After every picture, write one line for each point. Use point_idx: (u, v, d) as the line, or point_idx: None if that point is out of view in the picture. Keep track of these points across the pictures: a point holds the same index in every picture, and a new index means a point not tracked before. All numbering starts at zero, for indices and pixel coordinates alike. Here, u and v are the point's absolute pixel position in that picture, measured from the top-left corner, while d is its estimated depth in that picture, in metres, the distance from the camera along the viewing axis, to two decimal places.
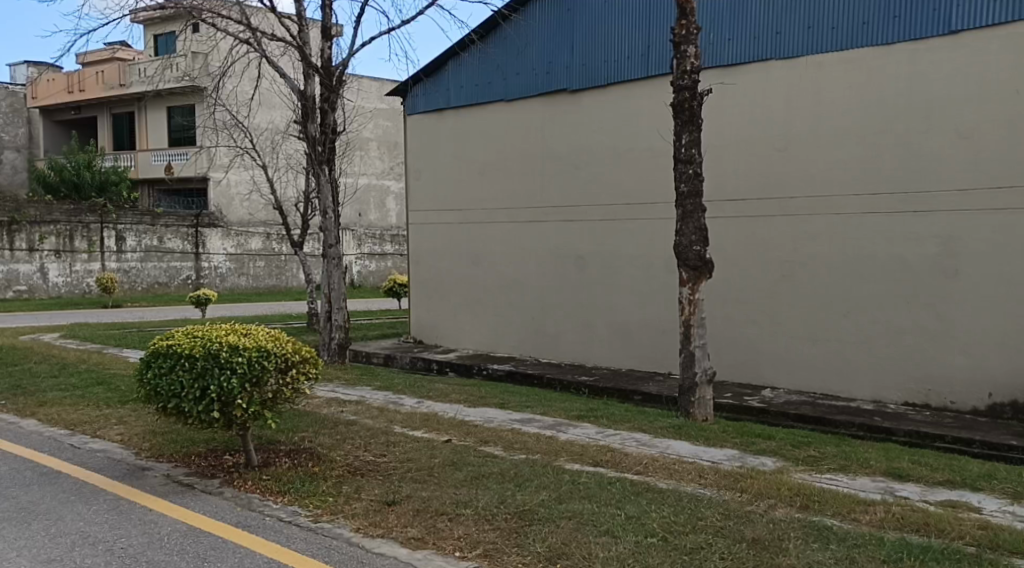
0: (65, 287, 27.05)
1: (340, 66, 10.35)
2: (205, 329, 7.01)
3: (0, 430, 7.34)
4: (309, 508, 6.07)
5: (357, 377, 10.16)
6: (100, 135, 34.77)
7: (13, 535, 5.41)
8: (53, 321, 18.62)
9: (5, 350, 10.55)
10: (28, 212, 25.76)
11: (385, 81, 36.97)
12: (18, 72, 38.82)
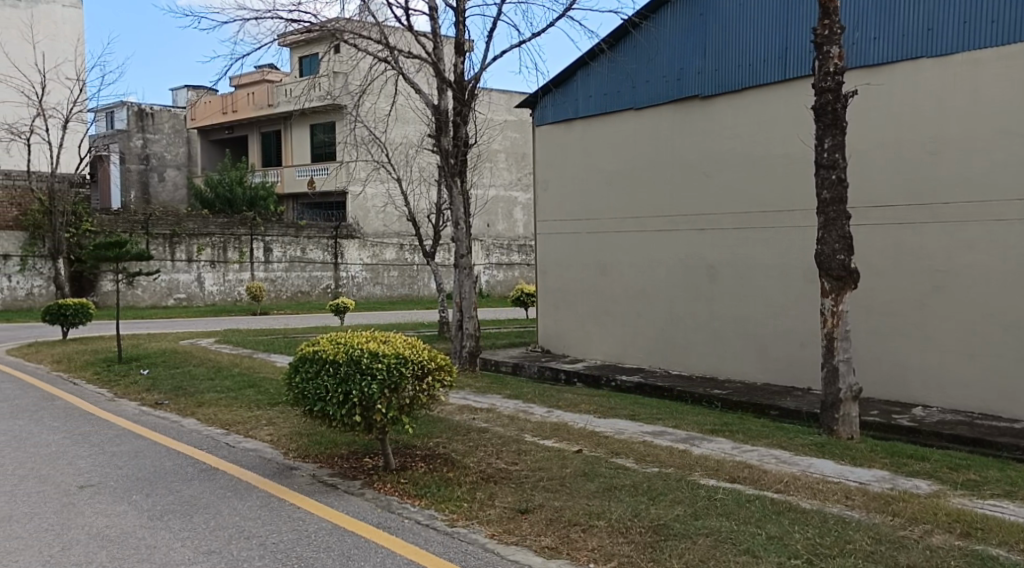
0: (219, 294, 29.84)
1: (472, 81, 10.61)
2: (347, 335, 7.31)
3: (164, 427, 7.91)
4: (445, 513, 6.18)
5: (487, 385, 10.34)
6: (250, 152, 36.99)
7: (178, 526, 5.81)
8: (217, 325, 20.53)
9: (167, 354, 11.38)
10: (186, 226, 28.84)
11: (512, 94, 37.42)
12: (180, 96, 42.58)
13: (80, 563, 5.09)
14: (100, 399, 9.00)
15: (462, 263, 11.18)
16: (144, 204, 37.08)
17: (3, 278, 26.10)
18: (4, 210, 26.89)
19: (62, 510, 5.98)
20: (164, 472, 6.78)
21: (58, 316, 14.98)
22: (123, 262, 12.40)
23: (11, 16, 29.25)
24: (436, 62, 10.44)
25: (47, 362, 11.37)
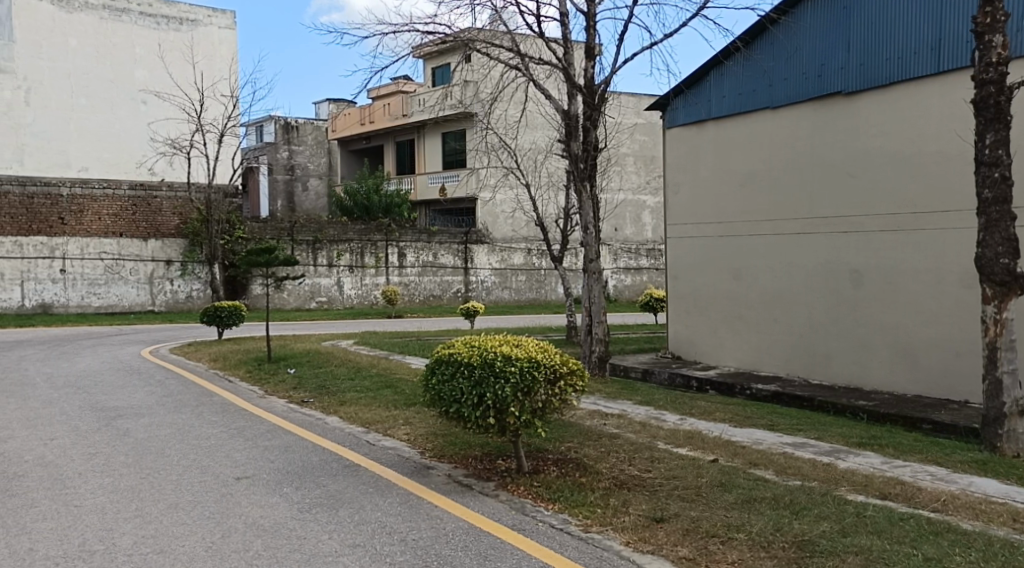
0: (357, 298, 31.56)
1: (603, 84, 10.60)
2: (481, 339, 7.43)
3: (311, 424, 8.33)
4: (579, 517, 6.15)
5: (618, 391, 10.28)
6: (386, 161, 39.02)
7: (326, 518, 6.08)
8: (356, 327, 21.75)
9: (311, 355, 11.94)
10: (328, 233, 30.69)
11: (641, 97, 38.18)
12: (321, 109, 45.27)
13: (239, 551, 5.40)
14: (252, 396, 9.55)
15: (591, 268, 11.28)
16: (289, 212, 39.73)
17: (167, 282, 28.46)
18: (167, 219, 29.39)
19: (222, 500, 6.38)
20: (311, 467, 7.12)
21: (215, 317, 16.03)
22: (271, 268, 13.06)
23: (174, 40, 31.53)
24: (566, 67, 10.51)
25: (207, 360, 12.23)
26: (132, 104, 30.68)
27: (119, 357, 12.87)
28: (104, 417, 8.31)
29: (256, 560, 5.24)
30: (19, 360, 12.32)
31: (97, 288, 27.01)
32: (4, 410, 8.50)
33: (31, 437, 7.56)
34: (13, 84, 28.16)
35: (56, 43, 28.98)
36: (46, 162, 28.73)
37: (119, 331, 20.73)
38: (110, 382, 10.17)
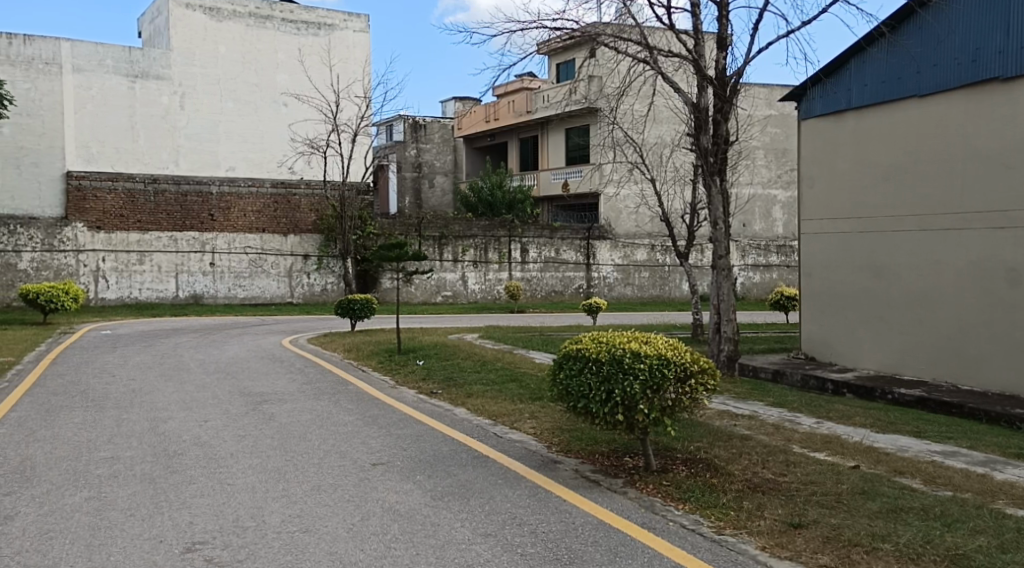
0: (481, 293, 32.32)
1: (735, 76, 10.36)
2: (608, 335, 7.39)
3: (440, 415, 8.55)
4: (711, 519, 6.00)
5: (749, 391, 10.02)
6: (509, 157, 39.61)
7: (457, 507, 6.21)
8: (480, 322, 22.41)
9: (438, 347, 12.27)
10: (454, 228, 31.67)
11: (773, 88, 37.22)
12: (447, 108, 46.74)
13: (377, 534, 5.60)
14: (384, 386, 9.91)
15: (720, 265, 11.26)
16: (416, 209, 41.19)
17: (304, 275, 30.92)
18: (304, 216, 30.97)
19: (360, 484, 6.63)
20: (442, 457, 7.30)
21: (349, 310, 16.70)
22: (402, 263, 13.44)
23: (313, 44, 33.07)
24: (697, 59, 10.33)
25: (341, 350, 12.77)
26: (274, 106, 32.22)
27: (263, 346, 13.62)
28: (250, 402, 8.82)
29: (394, 543, 5.41)
30: (177, 347, 13.28)
31: (242, 280, 29.73)
32: (165, 393, 9.17)
33: (187, 418, 8.12)
34: (170, 89, 30.01)
35: (207, 50, 30.76)
36: (197, 162, 30.51)
37: (262, 321, 21.88)
38: (255, 368, 10.81)
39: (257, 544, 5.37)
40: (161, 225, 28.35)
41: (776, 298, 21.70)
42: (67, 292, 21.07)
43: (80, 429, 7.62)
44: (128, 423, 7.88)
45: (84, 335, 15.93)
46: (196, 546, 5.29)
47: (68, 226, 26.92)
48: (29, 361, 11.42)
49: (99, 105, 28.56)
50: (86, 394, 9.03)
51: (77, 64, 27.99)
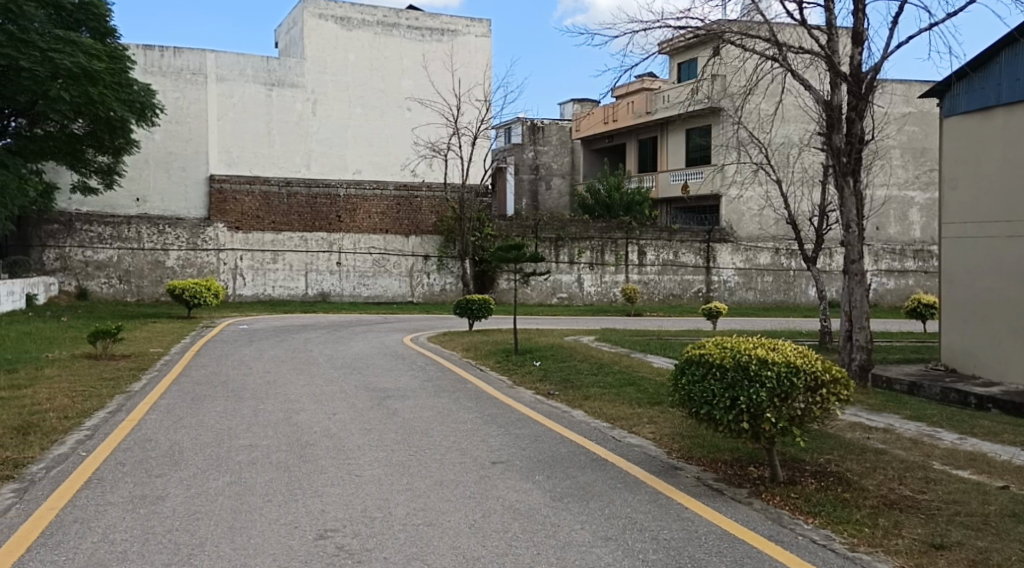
0: (597, 295, 32.38)
1: (872, 72, 9.94)
2: (734, 340, 7.19)
3: (558, 416, 8.59)
4: (843, 535, 5.68)
5: (883, 403, 9.55)
6: (628, 159, 39.36)
7: (578, 509, 6.19)
8: (601, 323, 22.46)
9: (554, 349, 12.31)
10: (570, 230, 31.86)
11: (911, 84, 35.32)
12: (565, 111, 47.18)
13: (499, 531, 5.66)
14: (501, 385, 10.04)
15: (852, 270, 10.88)
16: (533, 210, 41.98)
17: (424, 276, 31.39)
18: (426, 217, 31.58)
19: (481, 481, 6.72)
20: (561, 458, 7.31)
21: (467, 310, 17.04)
22: (520, 264, 13.59)
23: (436, 50, 33.92)
24: (829, 55, 9.98)
25: (460, 349, 13.07)
26: (398, 111, 33.36)
27: (386, 343, 14.10)
28: (374, 397, 9.14)
29: (515, 542, 5.44)
30: (308, 342, 13.94)
31: (365, 279, 30.67)
32: (296, 385, 9.63)
33: (317, 410, 8.50)
34: (304, 97, 31.65)
35: (338, 59, 32.20)
36: (328, 165, 32.16)
37: (386, 319, 22.61)
38: (379, 365, 11.19)
39: (385, 534, 5.53)
40: (292, 226, 29.78)
41: (912, 305, 20.64)
42: (209, 288, 22.38)
43: (222, 417, 8.12)
44: (264, 413, 8.33)
45: (224, 329, 17.01)
46: (328, 533, 5.51)
47: (209, 226, 28.78)
48: (176, 352, 12.30)
49: (242, 113, 30.65)
50: (226, 384, 9.62)
51: (221, 73, 30.16)
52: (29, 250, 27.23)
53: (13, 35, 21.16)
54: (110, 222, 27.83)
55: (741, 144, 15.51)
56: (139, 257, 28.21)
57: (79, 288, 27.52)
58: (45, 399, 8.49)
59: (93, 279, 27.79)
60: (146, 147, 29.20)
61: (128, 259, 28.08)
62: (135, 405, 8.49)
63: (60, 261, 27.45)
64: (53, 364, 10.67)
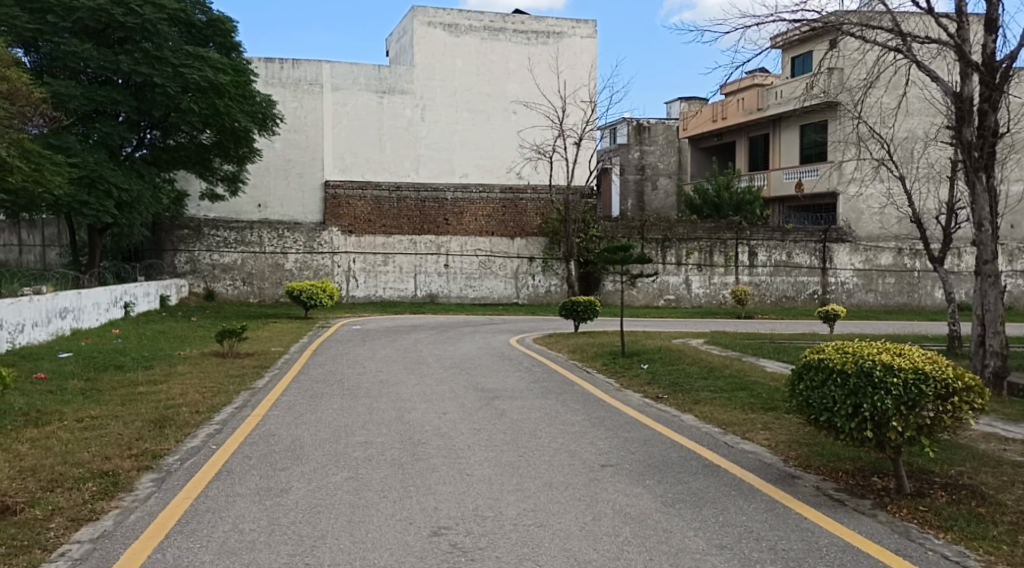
0: (704, 297, 31.98)
1: (1007, 61, 9.29)
2: (857, 345, 6.83)
3: (667, 420, 8.48)
4: (979, 552, 5.24)
5: (1021, 413, 8.97)
6: (738, 157, 38.37)
7: (691, 515, 6.00)
8: (710, 327, 22.06)
9: (661, 351, 12.15)
10: (677, 232, 31.57)
11: None
12: (673, 110, 46.70)
13: (610, 535, 5.57)
14: (609, 388, 10.00)
15: (984, 271, 10.20)
16: (639, 211, 41.75)
17: (529, 277, 31.78)
18: (531, 220, 32.07)
19: (590, 484, 6.67)
20: (671, 463, 7.17)
21: (572, 312, 17.07)
22: (626, 265, 13.49)
23: (542, 53, 34.02)
24: (960, 44, 9.40)
25: (566, 351, 13.08)
26: (504, 114, 33.72)
27: (492, 343, 14.30)
28: (483, 397, 9.27)
29: (627, 546, 5.34)
30: (417, 342, 14.30)
31: (472, 281, 31.37)
32: (407, 385, 9.89)
33: (428, 409, 8.70)
34: (413, 103, 32.42)
35: (446, 65, 32.80)
36: (436, 170, 32.58)
37: (491, 320, 22.93)
38: (486, 365, 11.35)
39: (497, 533, 5.58)
40: (401, 230, 30.88)
41: None
42: (324, 290, 23.30)
43: (339, 415, 8.43)
44: (378, 411, 8.59)
45: (339, 329, 17.65)
46: (442, 530, 5.61)
47: (325, 230, 30.24)
48: (296, 351, 12.88)
49: (354, 120, 31.60)
50: (342, 382, 10.00)
51: (335, 83, 31.30)
52: (163, 255, 29.25)
53: (149, 52, 22.87)
54: (235, 227, 29.68)
55: (862, 140, 14.73)
56: (261, 260, 29.88)
57: (207, 290, 29.38)
58: (179, 395, 9.07)
59: (219, 281, 29.59)
60: (267, 155, 30.76)
61: (251, 262, 29.81)
62: (260, 401, 8.96)
63: (190, 264, 29.36)
64: (184, 360, 11.38)
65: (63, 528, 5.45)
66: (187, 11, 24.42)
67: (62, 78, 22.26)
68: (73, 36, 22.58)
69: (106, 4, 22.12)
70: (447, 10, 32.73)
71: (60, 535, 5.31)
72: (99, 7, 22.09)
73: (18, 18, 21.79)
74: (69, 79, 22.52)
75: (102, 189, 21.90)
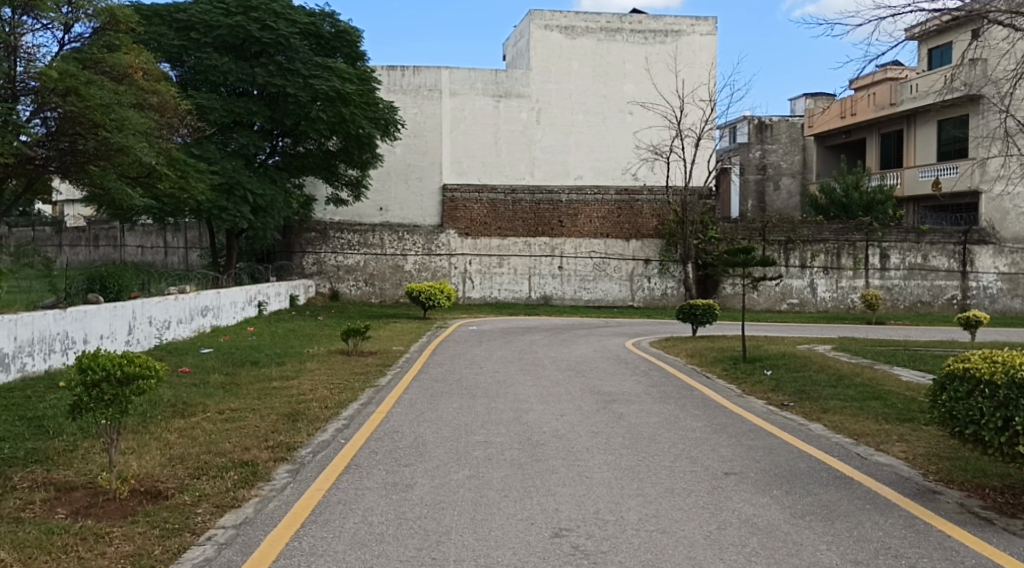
0: (832, 301, 30.72)
1: None
2: (1008, 355, 6.17)
3: (793, 429, 8.19)
4: None
5: None
6: (868, 154, 36.74)
7: (822, 529, 5.68)
8: (836, 333, 21.17)
9: (787, 357, 11.76)
10: (802, 233, 30.47)
11: None
12: (797, 106, 45.19)
13: (736, 545, 5.35)
14: (730, 394, 9.77)
15: None
16: (760, 212, 40.64)
17: (645, 279, 31.25)
18: (647, 221, 31.47)
19: (714, 492, 6.47)
20: (799, 473, 6.89)
21: (690, 316, 16.75)
22: (748, 268, 13.12)
23: (661, 52, 33.77)
24: None
25: (683, 356, 12.83)
26: (621, 115, 33.69)
27: (607, 347, 14.20)
28: (600, 400, 9.23)
29: (756, 557, 5.11)
30: (533, 344, 14.35)
31: (587, 283, 31.13)
32: (525, 386, 9.99)
33: (546, 411, 8.74)
34: (530, 106, 32.92)
35: (562, 68, 33.10)
36: (550, 172, 33.23)
37: (607, 323, 22.68)
38: (603, 368, 11.30)
39: (619, 538, 5.49)
40: (516, 232, 31.05)
41: None
42: (442, 290, 23.81)
43: (459, 414, 8.60)
44: (496, 412, 8.70)
45: (455, 330, 17.94)
46: (563, 532, 5.60)
47: (442, 233, 30.81)
48: (415, 350, 13.24)
49: (471, 125, 32.60)
50: (461, 382, 10.21)
51: (454, 88, 32.26)
52: (292, 256, 30.71)
53: (282, 64, 24.23)
54: (358, 230, 30.75)
55: (1012, 134, 13.61)
56: (382, 262, 30.77)
57: (332, 290, 30.56)
58: (309, 390, 9.49)
59: (344, 282, 30.72)
60: (388, 161, 31.82)
61: (373, 264, 30.74)
62: (383, 398, 9.25)
63: (316, 266, 30.62)
64: (313, 357, 11.95)
65: (209, 514, 5.79)
66: (316, 24, 25.42)
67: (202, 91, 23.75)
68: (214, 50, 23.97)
69: (244, 20, 23.64)
70: (564, 13, 33.09)
71: (207, 520, 5.65)
72: (238, 23, 23.59)
73: (165, 35, 23.43)
74: (210, 92, 23.89)
75: (239, 196, 23.19)
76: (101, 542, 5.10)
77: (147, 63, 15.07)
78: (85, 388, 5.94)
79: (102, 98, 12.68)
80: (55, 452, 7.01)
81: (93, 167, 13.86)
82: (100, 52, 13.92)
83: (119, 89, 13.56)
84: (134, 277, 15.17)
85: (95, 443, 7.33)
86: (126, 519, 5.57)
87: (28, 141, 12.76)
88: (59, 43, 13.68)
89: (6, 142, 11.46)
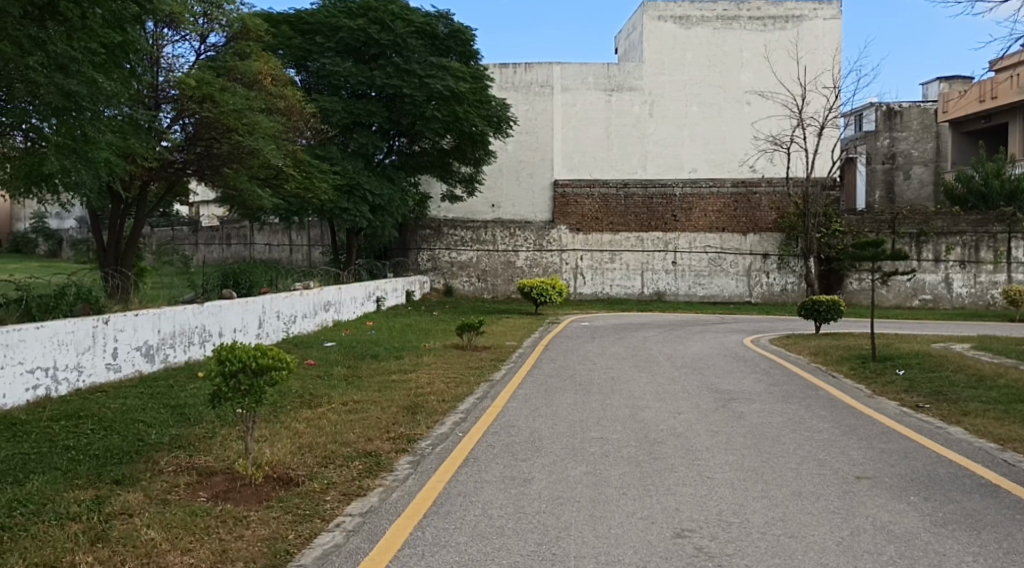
0: (969, 297, 28.88)
1: None
2: None
3: (931, 432, 7.73)
4: None
5: None
6: (1010, 140, 34.34)
7: (967, 539, 5.32)
8: (971, 330, 20.03)
9: (921, 357, 11.13)
10: (936, 225, 28.91)
11: None
12: (930, 90, 42.57)
13: (871, 552, 5.07)
14: (859, 394, 9.34)
15: None
16: (888, 203, 38.78)
17: (763, 274, 30.50)
18: (765, 214, 30.34)
19: (845, 496, 6.17)
20: (939, 479, 6.50)
21: (813, 311, 16.13)
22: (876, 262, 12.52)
23: (779, 39, 32.62)
24: None
25: (807, 354, 12.36)
26: (737, 105, 32.76)
27: (726, 343, 13.88)
28: (719, 398, 9.04)
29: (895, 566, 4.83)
30: (647, 340, 14.22)
31: (701, 278, 30.72)
32: (640, 383, 9.89)
33: (662, 408, 8.61)
34: (642, 99, 32.49)
35: (676, 59, 32.56)
36: (663, 166, 32.64)
37: (724, 319, 22.29)
38: (721, 366, 11.05)
39: (744, 541, 5.31)
40: (629, 227, 30.79)
41: None
42: (554, 286, 23.85)
43: (574, 410, 8.60)
44: (611, 408, 8.65)
45: (567, 326, 17.87)
46: (685, 533, 5.47)
47: (554, 228, 31.08)
48: (528, 345, 13.34)
49: (583, 119, 32.50)
50: (575, 377, 10.21)
51: (565, 83, 32.26)
52: (407, 253, 31.68)
53: (399, 66, 24.93)
54: (471, 227, 31.31)
55: None
56: (494, 258, 31.28)
57: (446, 286, 31.28)
58: (426, 384, 9.70)
59: (457, 278, 31.40)
60: (501, 158, 32.24)
61: (485, 260, 31.27)
62: (498, 393, 9.36)
63: (431, 262, 31.42)
64: (429, 351, 12.22)
65: (337, 501, 6.01)
66: (431, 24, 25.89)
67: (326, 94, 24.66)
68: (337, 54, 24.88)
69: (364, 24, 24.47)
70: (679, 3, 32.54)
71: (336, 508, 5.86)
72: (359, 27, 24.43)
73: (292, 40, 24.45)
74: (332, 95, 24.80)
75: (359, 195, 24.07)
76: (240, 525, 5.37)
77: (276, 69, 15.79)
78: (224, 377, 6.26)
79: (234, 104, 13.41)
80: (197, 438, 7.47)
81: (227, 169, 14.73)
82: (232, 60, 14.73)
83: (250, 95, 14.21)
84: (262, 274, 15.97)
85: (232, 431, 7.75)
86: (261, 504, 5.85)
87: (169, 146, 13.78)
88: (196, 53, 14.57)
89: (151, 148, 12.47)
